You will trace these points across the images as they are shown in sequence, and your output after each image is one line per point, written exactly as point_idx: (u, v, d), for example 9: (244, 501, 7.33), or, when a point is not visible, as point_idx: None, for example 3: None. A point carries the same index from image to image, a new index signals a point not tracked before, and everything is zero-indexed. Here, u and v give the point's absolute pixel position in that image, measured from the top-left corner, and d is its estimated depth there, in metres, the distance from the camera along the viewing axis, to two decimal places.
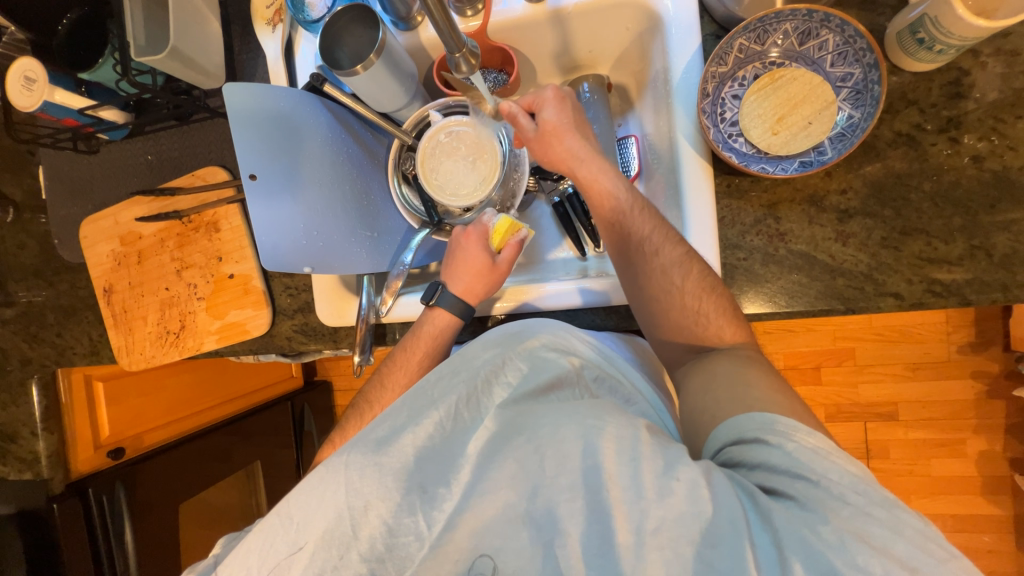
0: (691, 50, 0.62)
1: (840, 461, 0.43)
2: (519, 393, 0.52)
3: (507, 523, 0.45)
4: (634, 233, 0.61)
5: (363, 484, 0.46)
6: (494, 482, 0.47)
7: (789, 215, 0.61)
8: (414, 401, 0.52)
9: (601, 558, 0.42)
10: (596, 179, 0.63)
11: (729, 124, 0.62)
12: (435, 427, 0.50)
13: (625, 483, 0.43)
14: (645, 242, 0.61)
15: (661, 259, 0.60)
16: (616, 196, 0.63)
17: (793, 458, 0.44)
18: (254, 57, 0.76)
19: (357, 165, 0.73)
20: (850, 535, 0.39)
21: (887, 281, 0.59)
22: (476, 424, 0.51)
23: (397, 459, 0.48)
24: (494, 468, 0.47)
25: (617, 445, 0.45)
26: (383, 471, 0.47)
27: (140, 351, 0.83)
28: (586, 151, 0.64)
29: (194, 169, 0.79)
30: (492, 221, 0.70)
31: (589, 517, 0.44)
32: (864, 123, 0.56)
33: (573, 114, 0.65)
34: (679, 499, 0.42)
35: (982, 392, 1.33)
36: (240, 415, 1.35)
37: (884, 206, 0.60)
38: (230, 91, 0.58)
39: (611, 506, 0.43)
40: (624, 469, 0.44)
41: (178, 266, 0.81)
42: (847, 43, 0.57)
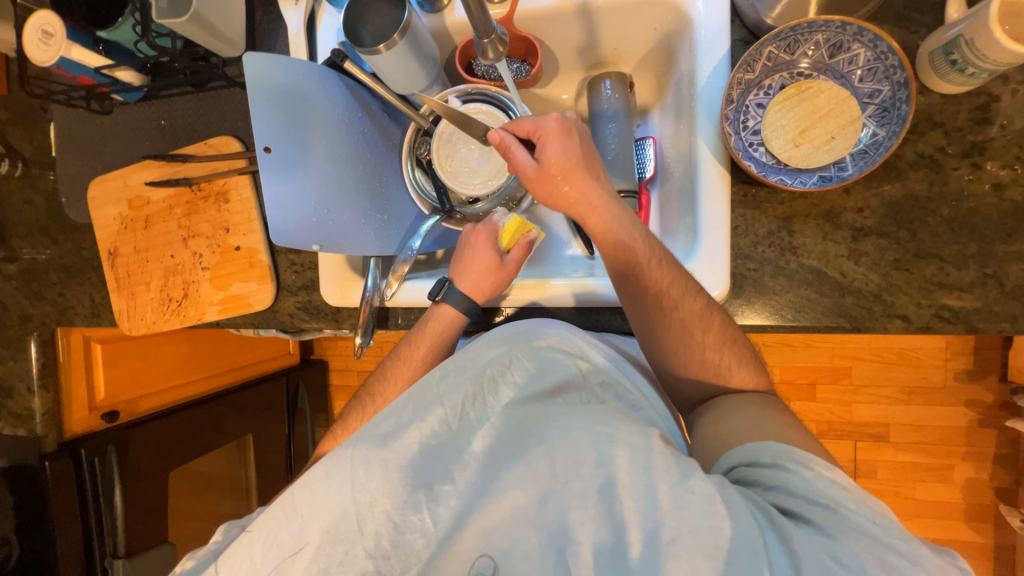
0: (718, 55, 0.61)
1: (858, 493, 0.44)
2: (524, 394, 0.52)
3: (517, 526, 0.46)
4: (652, 286, 0.59)
5: (373, 480, 0.46)
6: (505, 482, 0.47)
7: (803, 230, 0.61)
8: (420, 398, 0.52)
9: (610, 564, 0.43)
10: (613, 228, 0.61)
11: (751, 133, 0.61)
12: (440, 423, 0.50)
13: (639, 492, 0.44)
14: (663, 296, 0.59)
15: (681, 313, 0.59)
16: (632, 247, 0.60)
17: (809, 483, 0.45)
18: (275, 28, 0.75)
19: (372, 147, 0.72)
20: (870, 562, 0.39)
21: (896, 302, 0.59)
22: (481, 424, 0.51)
23: (404, 455, 0.48)
24: (505, 470, 0.48)
25: (631, 453, 0.45)
26: (393, 468, 0.47)
27: (142, 317, 0.83)
28: (598, 197, 0.61)
29: (207, 137, 0.79)
30: (502, 220, 0.70)
31: (599, 522, 0.44)
32: (888, 142, 0.55)
33: (579, 148, 0.61)
34: (694, 511, 0.42)
35: (975, 421, 1.33)
36: (233, 388, 1.37)
37: (900, 227, 0.59)
38: (253, 61, 0.58)
39: (625, 515, 0.44)
40: (637, 479, 0.44)
41: (184, 234, 0.80)
42: (879, 59, 0.56)
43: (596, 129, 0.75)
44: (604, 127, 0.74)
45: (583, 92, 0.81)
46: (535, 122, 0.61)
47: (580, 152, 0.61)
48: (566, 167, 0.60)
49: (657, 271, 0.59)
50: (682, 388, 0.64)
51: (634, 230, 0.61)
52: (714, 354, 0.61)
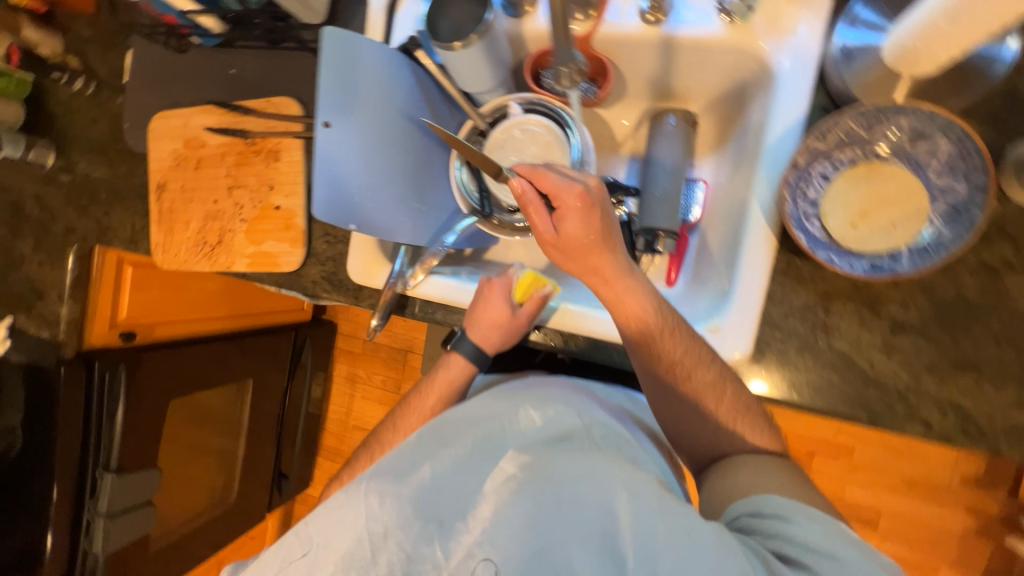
0: (793, 117, 0.59)
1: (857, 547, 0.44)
2: (529, 436, 0.54)
3: (522, 564, 0.44)
4: (666, 355, 0.58)
5: (382, 512, 0.47)
6: (511, 518, 0.46)
7: (841, 312, 0.59)
8: (439, 442, 0.54)
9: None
10: (625, 302, 0.58)
11: (809, 203, 0.59)
12: (452, 461, 0.52)
13: (637, 531, 0.43)
14: (677, 367, 0.58)
15: (694, 383, 0.58)
16: (653, 314, 0.58)
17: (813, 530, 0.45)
18: (357, 2, 0.76)
19: (425, 137, 0.72)
20: None
21: (921, 406, 0.57)
22: (491, 462, 0.52)
23: (413, 487, 0.49)
24: (513, 505, 0.47)
25: (631, 493, 0.45)
26: (402, 500, 0.47)
27: (175, 253, 0.86)
28: (618, 271, 0.58)
29: (271, 95, 0.80)
30: (516, 275, 0.71)
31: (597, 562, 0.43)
32: (951, 246, 0.53)
33: (601, 218, 0.56)
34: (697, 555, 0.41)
35: (971, 531, 1.29)
36: (242, 332, 1.43)
37: (944, 331, 0.57)
38: (331, 34, 0.59)
39: (628, 559, 0.43)
40: (636, 520, 0.44)
41: (230, 183, 0.82)
42: (961, 157, 0.53)
43: (648, 163, 0.74)
44: (658, 163, 0.73)
45: (644, 122, 0.79)
46: (541, 177, 0.56)
47: (603, 220, 0.57)
48: (590, 236, 0.56)
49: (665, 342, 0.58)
50: (681, 441, 0.63)
51: (645, 303, 0.58)
52: (726, 422, 0.59)
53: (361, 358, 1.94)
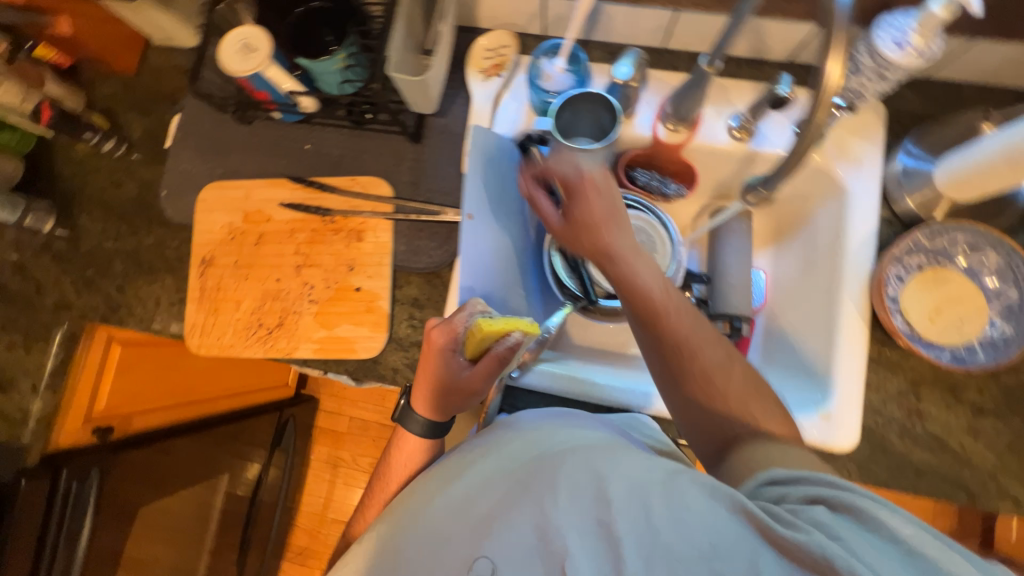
0: (868, 230, 0.69)
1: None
2: (528, 448, 0.51)
3: (523, 557, 0.43)
4: (657, 323, 0.55)
5: (390, 543, 0.50)
6: (516, 526, 0.44)
7: (929, 398, 0.66)
8: (448, 472, 0.55)
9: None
10: (655, 295, 0.55)
11: (891, 300, 0.67)
12: (451, 492, 0.51)
13: (646, 522, 0.41)
14: (658, 311, 0.54)
15: (674, 331, 0.54)
16: (642, 275, 0.55)
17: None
18: (454, 94, 0.78)
19: (523, 224, 0.74)
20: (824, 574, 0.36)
21: (1007, 484, 0.63)
22: (483, 475, 0.51)
23: (410, 514, 0.52)
24: (517, 513, 0.45)
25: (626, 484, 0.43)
26: (396, 534, 0.51)
27: (217, 337, 0.75)
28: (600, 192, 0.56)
29: (354, 173, 0.78)
30: (463, 323, 0.60)
31: (595, 554, 0.41)
32: (1018, 340, 0.62)
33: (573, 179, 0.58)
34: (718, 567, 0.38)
35: None
36: (231, 416, 1.23)
37: (1015, 414, 0.65)
38: (477, 131, 0.63)
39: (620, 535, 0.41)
40: (639, 508, 0.42)
41: (299, 261, 0.76)
42: (1010, 265, 0.64)
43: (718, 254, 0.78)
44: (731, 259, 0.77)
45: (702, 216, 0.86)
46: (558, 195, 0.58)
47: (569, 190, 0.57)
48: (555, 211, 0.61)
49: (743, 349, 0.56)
50: None
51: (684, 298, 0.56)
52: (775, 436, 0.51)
53: (347, 438, 1.74)
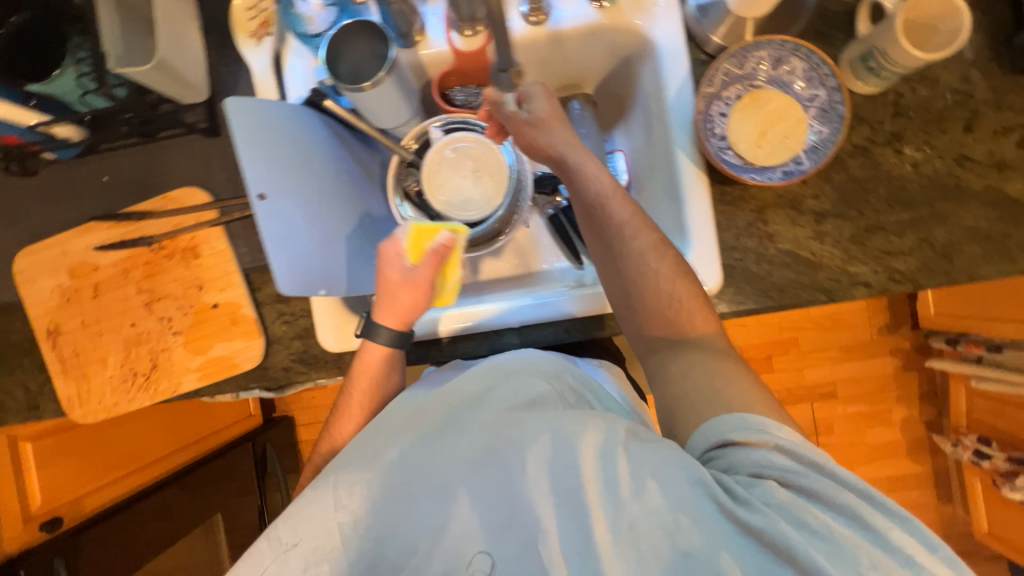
0: (680, 76, 0.68)
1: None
2: (498, 410, 0.58)
3: (490, 524, 0.52)
4: (607, 223, 0.64)
5: (363, 496, 0.54)
6: (484, 492, 0.53)
7: (775, 219, 0.69)
8: (414, 426, 0.59)
9: (578, 550, 0.50)
10: (626, 220, 0.63)
11: (719, 139, 0.68)
12: (417, 444, 0.57)
13: (602, 482, 0.50)
14: (622, 227, 0.63)
15: (638, 243, 0.63)
16: (601, 189, 0.64)
17: (826, 536, 0.44)
18: (235, 70, 0.71)
19: (356, 182, 0.71)
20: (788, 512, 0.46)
21: (858, 272, 0.68)
22: (456, 435, 0.57)
23: (383, 470, 0.55)
24: (484, 480, 0.53)
25: (597, 444, 0.52)
26: (371, 485, 0.54)
27: (98, 400, 0.72)
28: (570, 143, 0.65)
29: (164, 190, 0.72)
30: (401, 234, 0.65)
31: (559, 513, 0.51)
32: (834, 138, 0.65)
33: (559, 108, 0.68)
34: (652, 496, 0.48)
35: (899, 367, 1.60)
36: (203, 460, 1.22)
37: (851, 207, 0.68)
38: (233, 106, 0.53)
39: (589, 505, 0.49)
40: (598, 470, 0.50)
41: (146, 299, 0.72)
42: (814, 69, 0.65)
43: None
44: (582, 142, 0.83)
45: None
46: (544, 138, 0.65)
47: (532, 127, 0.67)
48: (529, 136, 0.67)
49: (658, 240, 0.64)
50: None
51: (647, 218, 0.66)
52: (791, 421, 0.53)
53: None
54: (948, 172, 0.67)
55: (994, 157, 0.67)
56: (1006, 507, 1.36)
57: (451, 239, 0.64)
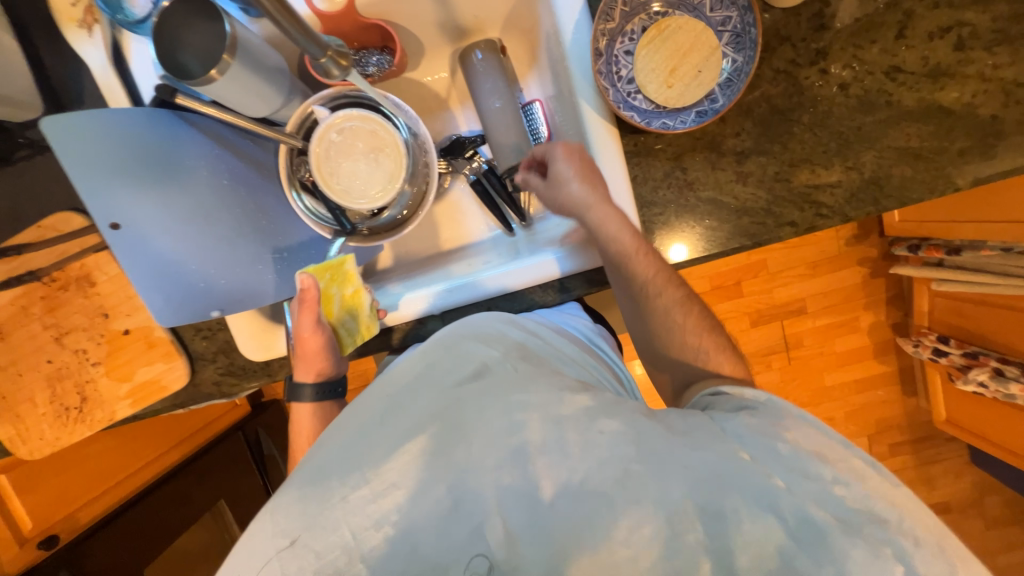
0: (575, 10, 0.60)
1: (915, 520, 0.40)
2: (444, 387, 0.51)
3: (440, 518, 0.45)
4: (633, 277, 0.60)
5: (301, 509, 0.45)
6: (431, 479, 0.46)
7: (694, 165, 0.64)
8: (353, 419, 0.51)
9: (533, 526, 0.44)
10: (657, 270, 0.61)
11: (626, 82, 0.62)
12: (362, 432, 0.49)
13: (551, 447, 0.46)
14: (648, 286, 0.60)
15: (663, 300, 0.61)
16: (630, 245, 0.59)
17: (795, 473, 0.41)
18: (75, 70, 0.63)
19: (244, 181, 0.64)
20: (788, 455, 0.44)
21: (784, 212, 0.64)
22: (402, 419, 0.49)
23: (322, 477, 0.47)
24: (431, 466, 0.47)
25: (542, 415, 0.47)
26: (310, 498, 0.46)
27: (39, 437, 0.72)
28: (605, 201, 0.59)
29: (38, 218, 0.67)
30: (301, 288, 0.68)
31: (511, 489, 0.45)
32: (747, 67, 0.58)
33: (586, 164, 0.60)
34: (602, 448, 0.45)
35: (867, 274, 1.57)
36: (195, 456, 1.22)
37: (774, 142, 0.63)
38: (50, 123, 0.50)
39: (538, 474, 0.45)
40: (548, 435, 0.46)
41: (55, 333, 0.69)
42: None
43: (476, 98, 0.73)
44: (487, 101, 0.73)
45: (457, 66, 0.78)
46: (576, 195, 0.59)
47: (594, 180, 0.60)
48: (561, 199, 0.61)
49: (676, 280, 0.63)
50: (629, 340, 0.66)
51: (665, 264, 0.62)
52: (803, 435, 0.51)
53: None
54: (878, 89, 0.62)
55: (928, 65, 0.61)
56: (961, 397, 1.41)
57: (301, 282, 0.63)
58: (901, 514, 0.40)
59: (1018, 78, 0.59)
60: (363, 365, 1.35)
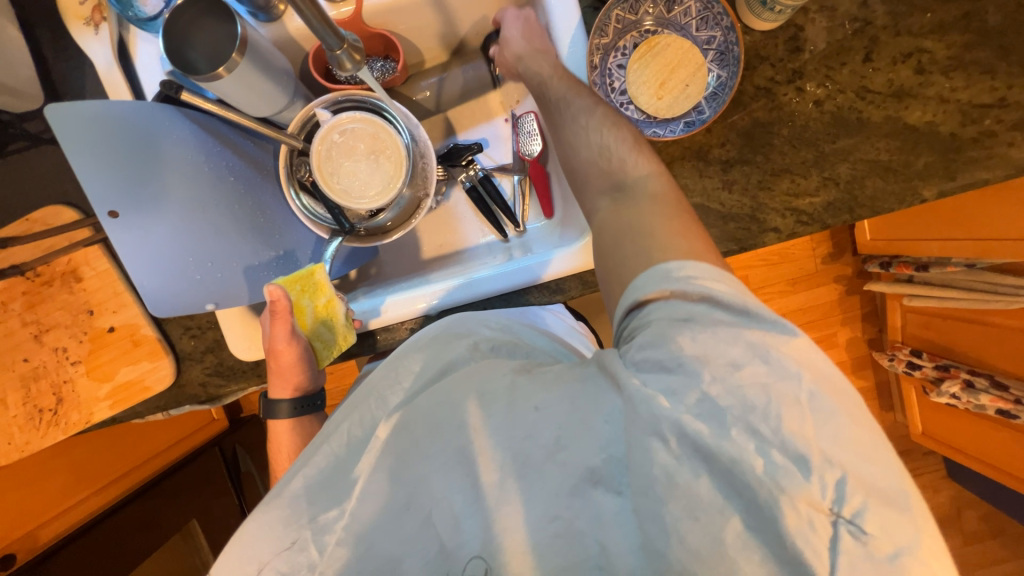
0: (573, 24, 0.63)
1: (788, 394, 0.36)
2: (402, 391, 0.50)
3: (393, 514, 0.44)
4: (552, 94, 0.60)
5: (268, 533, 0.44)
6: (384, 481, 0.45)
7: (683, 172, 0.67)
8: (316, 440, 0.49)
9: (472, 503, 0.44)
10: (584, 112, 0.57)
11: (619, 93, 0.67)
12: (328, 458, 0.47)
13: (490, 429, 0.45)
14: (561, 101, 0.58)
15: (575, 105, 0.57)
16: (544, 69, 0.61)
17: (678, 387, 0.38)
18: (77, 66, 0.64)
19: (245, 181, 0.65)
20: (691, 354, 0.39)
21: (767, 219, 0.68)
22: (367, 439, 0.48)
23: (287, 502, 0.45)
24: (382, 468, 0.45)
25: (483, 402, 0.45)
26: (277, 521, 0.44)
27: (8, 442, 0.68)
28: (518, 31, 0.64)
29: (28, 212, 0.66)
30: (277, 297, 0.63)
31: (451, 476, 0.44)
32: (732, 82, 0.63)
33: (535, 27, 0.65)
34: (542, 428, 0.43)
35: (843, 291, 1.63)
36: (168, 471, 1.17)
37: (756, 152, 0.67)
38: (55, 112, 0.49)
39: (476, 455, 0.44)
40: (488, 421, 0.45)
41: (35, 331, 0.67)
42: (707, 8, 0.63)
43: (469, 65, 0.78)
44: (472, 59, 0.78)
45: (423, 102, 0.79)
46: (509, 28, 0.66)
47: (533, 38, 0.64)
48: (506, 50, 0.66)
49: (614, 114, 0.57)
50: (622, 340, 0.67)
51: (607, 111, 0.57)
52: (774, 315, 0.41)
53: None
54: (850, 107, 0.67)
55: (894, 86, 0.66)
56: (936, 410, 1.44)
57: (273, 294, 0.59)
58: (773, 389, 0.36)
59: (973, 100, 0.65)
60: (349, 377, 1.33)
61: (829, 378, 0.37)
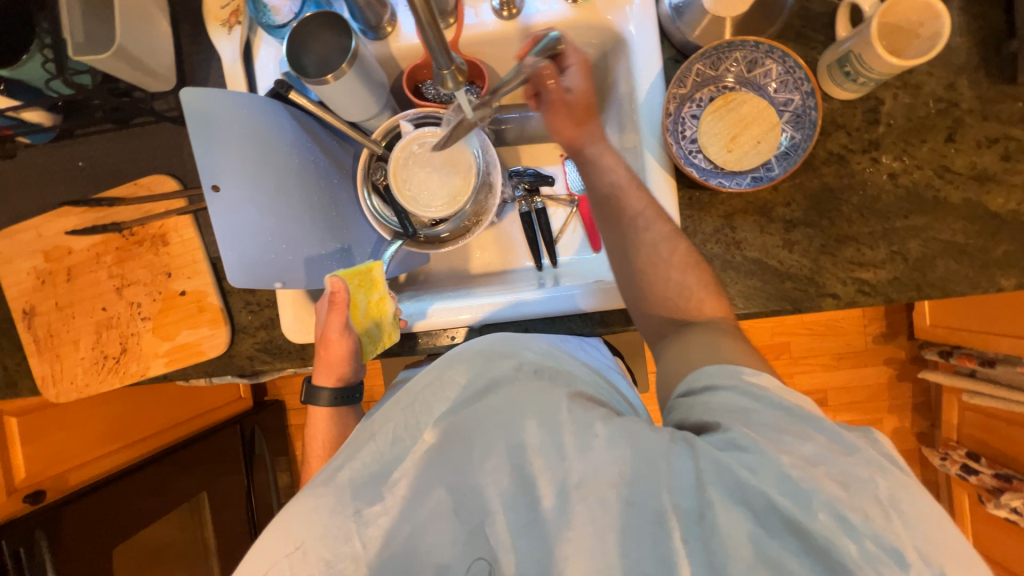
0: (653, 73, 0.67)
1: (869, 498, 0.36)
2: (447, 400, 0.50)
3: (439, 516, 0.44)
4: (624, 211, 0.62)
5: (313, 519, 0.43)
6: (429, 481, 0.45)
7: (744, 226, 0.67)
8: (358, 437, 0.49)
9: (529, 524, 0.42)
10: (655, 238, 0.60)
11: (689, 141, 0.68)
12: (374, 454, 0.47)
13: (547, 450, 0.43)
14: (637, 218, 0.61)
15: (651, 234, 0.61)
16: (618, 180, 0.63)
17: (758, 465, 0.38)
18: (206, 60, 0.73)
19: (325, 176, 0.71)
20: (764, 442, 0.39)
21: (826, 282, 0.66)
22: (411, 440, 0.48)
23: (335, 490, 0.45)
24: (431, 469, 0.45)
25: (540, 420, 0.45)
26: (322, 509, 0.43)
27: (71, 381, 0.74)
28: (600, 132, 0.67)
29: (136, 177, 0.74)
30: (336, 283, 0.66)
31: (510, 492, 0.43)
32: (804, 144, 0.64)
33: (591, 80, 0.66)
34: (599, 454, 0.42)
35: (893, 376, 1.53)
36: (192, 438, 1.22)
37: (822, 216, 0.67)
38: (188, 97, 0.57)
39: (535, 476, 0.43)
40: (545, 438, 0.44)
41: (118, 284, 0.73)
42: (788, 72, 0.65)
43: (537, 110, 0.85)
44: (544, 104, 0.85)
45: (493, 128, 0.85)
46: (582, 96, 0.65)
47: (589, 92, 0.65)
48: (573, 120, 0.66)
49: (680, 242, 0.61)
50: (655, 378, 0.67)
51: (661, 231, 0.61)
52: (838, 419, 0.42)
53: None
54: (928, 183, 0.65)
55: (977, 168, 0.65)
56: (994, 524, 1.30)
57: (333, 284, 0.63)
58: (846, 489, 0.36)
59: None
60: (373, 379, 1.35)
61: (907, 486, 0.37)
